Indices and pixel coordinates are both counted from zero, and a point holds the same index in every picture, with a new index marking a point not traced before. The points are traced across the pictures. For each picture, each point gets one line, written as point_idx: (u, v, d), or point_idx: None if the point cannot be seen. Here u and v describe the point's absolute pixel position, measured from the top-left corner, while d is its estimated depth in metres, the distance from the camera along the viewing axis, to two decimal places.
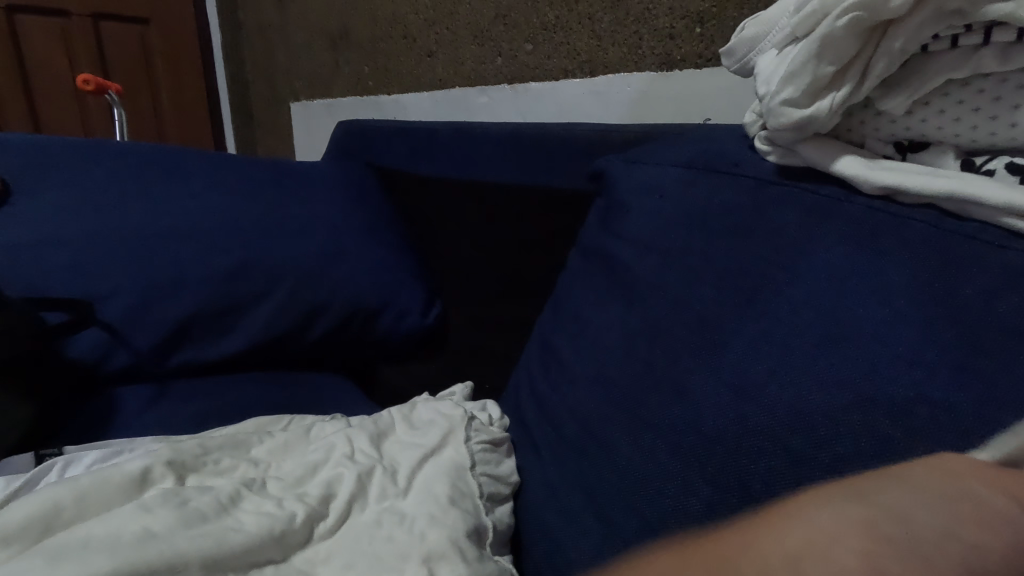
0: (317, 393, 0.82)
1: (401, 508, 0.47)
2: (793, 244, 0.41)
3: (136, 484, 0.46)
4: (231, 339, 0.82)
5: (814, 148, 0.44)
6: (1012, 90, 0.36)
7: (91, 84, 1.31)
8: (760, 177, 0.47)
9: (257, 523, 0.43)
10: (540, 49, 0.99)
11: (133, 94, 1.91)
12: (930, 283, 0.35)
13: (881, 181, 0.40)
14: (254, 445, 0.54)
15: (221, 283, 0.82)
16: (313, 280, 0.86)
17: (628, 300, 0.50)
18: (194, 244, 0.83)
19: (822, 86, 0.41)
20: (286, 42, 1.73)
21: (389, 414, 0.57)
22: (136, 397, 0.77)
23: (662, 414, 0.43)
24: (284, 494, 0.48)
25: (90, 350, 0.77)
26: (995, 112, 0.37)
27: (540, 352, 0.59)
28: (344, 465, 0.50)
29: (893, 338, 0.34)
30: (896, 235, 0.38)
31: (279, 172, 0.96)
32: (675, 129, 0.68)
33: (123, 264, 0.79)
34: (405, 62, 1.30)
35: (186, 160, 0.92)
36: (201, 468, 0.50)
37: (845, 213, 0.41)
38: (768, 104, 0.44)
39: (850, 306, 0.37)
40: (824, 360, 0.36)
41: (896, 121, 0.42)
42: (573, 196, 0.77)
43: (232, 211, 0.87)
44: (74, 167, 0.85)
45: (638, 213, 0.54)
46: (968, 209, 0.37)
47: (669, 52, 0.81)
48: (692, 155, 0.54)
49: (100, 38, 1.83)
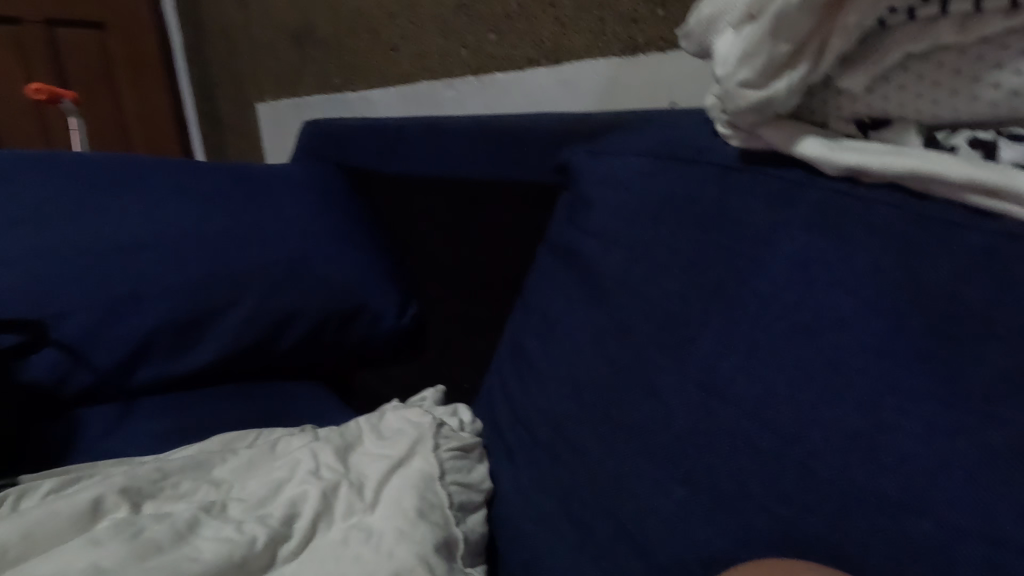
0: (289, 403, 0.80)
1: (369, 524, 0.45)
2: (757, 232, 0.40)
3: (87, 516, 0.43)
4: (197, 353, 0.80)
5: (775, 131, 0.43)
6: (972, 62, 0.35)
7: (44, 94, 1.27)
8: (723, 163, 0.46)
9: (216, 551, 0.41)
10: (504, 39, 0.96)
11: (93, 101, 1.86)
12: (895, 267, 0.34)
13: (843, 162, 0.38)
14: (216, 465, 0.52)
15: (183, 295, 0.79)
16: (280, 287, 0.83)
17: (594, 296, 0.49)
18: (153, 257, 0.80)
19: (779, 65, 0.39)
20: (249, 41, 1.68)
21: (356, 424, 0.55)
22: (100, 418, 0.75)
23: (631, 413, 0.42)
24: (246, 516, 0.46)
25: (48, 372, 0.74)
26: (956, 87, 0.36)
27: (511, 352, 0.58)
28: (309, 481, 0.48)
29: (858, 325, 0.33)
30: (860, 218, 0.36)
31: (240, 177, 0.93)
32: (641, 116, 0.66)
33: (77, 281, 0.76)
34: (370, 57, 1.27)
35: (142, 169, 0.89)
36: (159, 493, 0.48)
37: (809, 197, 0.39)
38: (724, 87, 0.41)
39: (816, 295, 0.35)
40: (790, 351, 0.35)
41: (857, 99, 0.40)
42: (541, 189, 0.75)
43: (191, 219, 0.84)
44: (22, 181, 0.81)
45: (603, 204, 0.52)
46: (930, 188, 0.35)
47: (633, 37, 0.79)
48: (655, 143, 0.52)
49: (55, 45, 1.78)
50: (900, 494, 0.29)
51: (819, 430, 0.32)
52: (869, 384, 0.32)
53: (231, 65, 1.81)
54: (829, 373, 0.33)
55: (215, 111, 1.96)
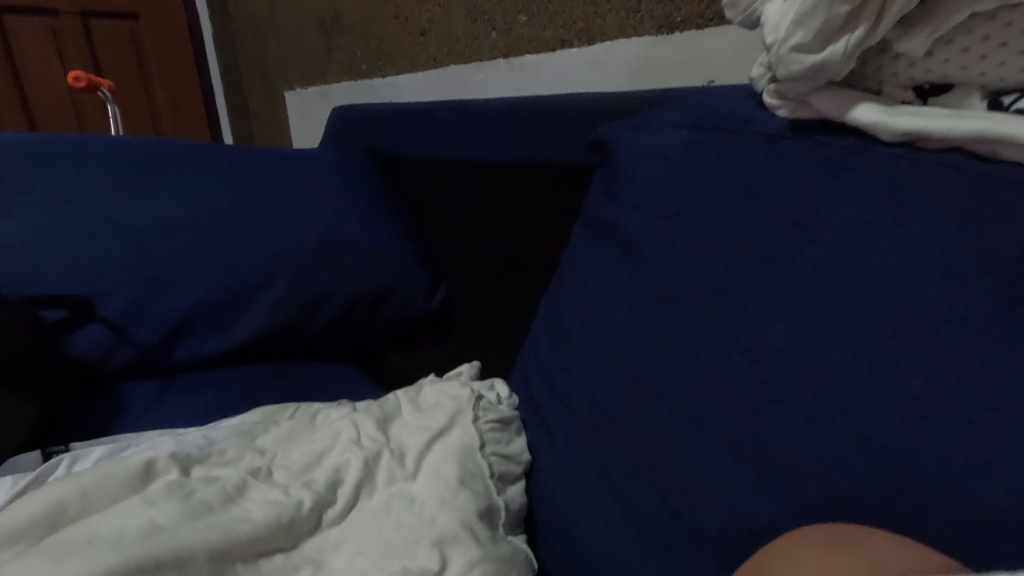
0: (323, 381, 0.82)
1: (410, 492, 0.46)
2: (809, 200, 0.39)
3: (141, 478, 0.45)
4: (234, 331, 0.81)
5: (827, 99, 0.42)
6: None
7: (82, 82, 1.29)
8: (770, 132, 0.45)
9: (264, 512, 0.42)
10: (534, 20, 0.95)
11: (126, 90, 1.90)
12: (957, 231, 0.33)
13: (902, 127, 0.38)
14: (260, 433, 0.53)
15: (220, 274, 0.80)
16: (313, 267, 0.84)
17: (636, 269, 0.48)
18: (191, 236, 0.81)
19: (835, 29, 0.39)
20: (278, 30, 1.69)
21: (395, 396, 0.55)
22: (142, 393, 0.77)
23: (675, 383, 0.41)
24: (292, 482, 0.47)
25: (93, 347, 0.76)
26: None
27: (547, 328, 0.58)
28: (352, 450, 0.49)
29: (918, 291, 0.32)
30: (919, 183, 0.35)
31: (274, 159, 0.94)
32: (678, 92, 0.65)
33: (120, 259, 0.78)
34: (398, 43, 1.27)
35: (179, 152, 0.90)
36: (206, 459, 0.49)
37: (864, 163, 0.38)
38: (777, 52, 0.41)
39: (872, 261, 0.35)
40: (845, 318, 0.34)
41: (915, 64, 0.39)
42: (574, 168, 0.75)
43: (227, 200, 0.86)
44: (65, 162, 0.83)
45: (644, 178, 0.52)
46: (997, 150, 0.35)
47: (668, 15, 0.77)
48: (697, 116, 0.52)
49: (90, 35, 1.81)
50: (962, 458, 0.29)
51: (877, 397, 0.32)
52: (929, 349, 0.31)
53: (260, 54, 1.83)
54: (886, 338, 0.32)
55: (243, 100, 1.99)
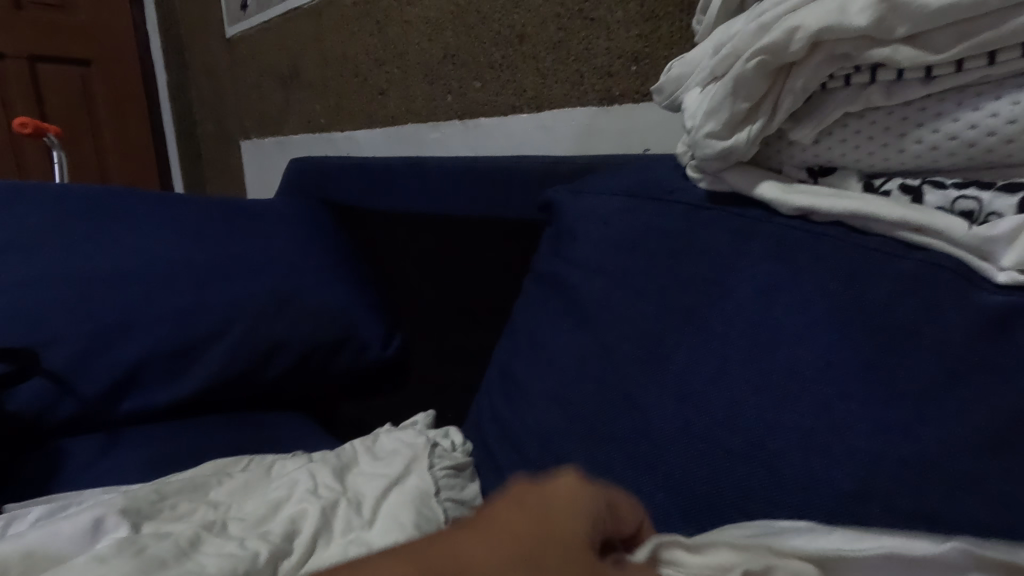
0: (270, 431, 0.78)
1: (367, 539, 0.48)
2: (724, 261, 0.46)
3: (88, 536, 0.46)
4: (185, 380, 0.78)
5: (738, 176, 0.49)
6: (916, 112, 0.41)
7: (29, 128, 1.24)
8: (692, 203, 0.51)
9: (219, 565, 0.43)
10: (488, 87, 0.99)
11: (72, 136, 1.86)
12: (960, 331, 0.34)
13: (797, 204, 0.45)
14: (213, 487, 0.53)
15: (171, 325, 0.77)
16: (267, 318, 0.81)
17: (581, 322, 0.53)
18: (141, 285, 0.78)
19: (739, 120, 0.47)
20: (236, 83, 1.71)
21: (351, 447, 0.58)
22: (84, 449, 0.72)
23: (614, 426, 0.47)
24: (247, 533, 0.48)
25: (30, 403, 0.72)
26: (900, 146, 0.42)
27: (499, 378, 0.60)
28: (309, 500, 0.50)
29: (807, 340, 0.39)
30: (811, 250, 0.42)
31: (235, 207, 0.93)
32: (618, 158, 0.69)
33: (63, 309, 0.75)
34: (355, 101, 1.29)
35: (129, 200, 0.87)
36: (157, 515, 0.49)
37: (768, 232, 0.45)
38: (694, 137, 0.49)
39: (775, 318, 0.41)
40: (756, 363, 0.41)
41: (806, 150, 0.47)
42: (524, 225, 0.75)
43: (183, 250, 0.83)
44: (2, 212, 0.80)
45: (587, 241, 0.56)
46: (869, 224, 0.42)
47: (608, 89, 0.84)
48: (633, 184, 0.57)
49: (38, 80, 1.78)
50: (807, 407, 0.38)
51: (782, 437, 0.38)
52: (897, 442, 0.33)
53: (215, 103, 1.83)
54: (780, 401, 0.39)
55: (197, 150, 1.98)
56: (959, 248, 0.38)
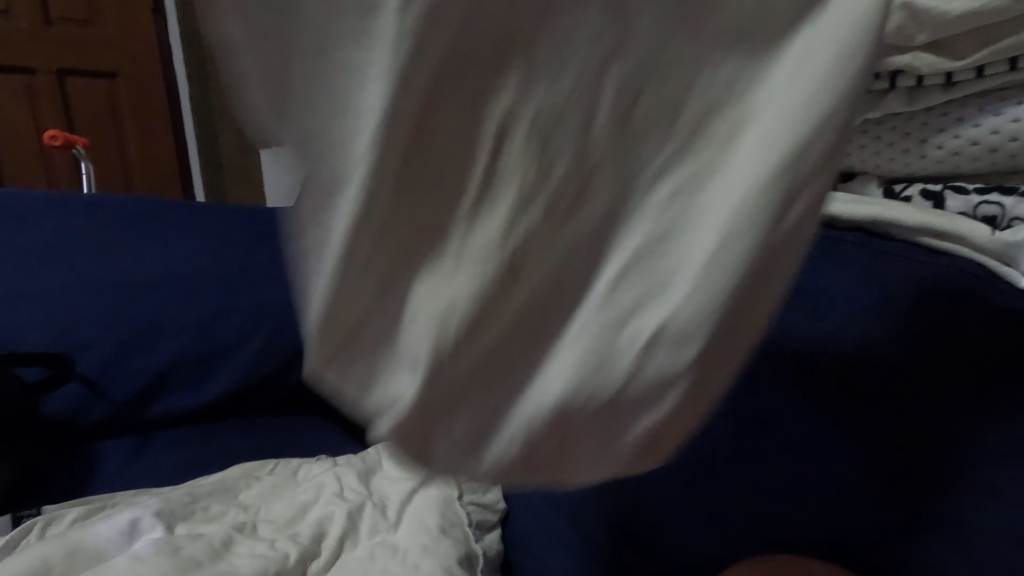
0: (294, 434, 0.80)
1: (393, 541, 0.49)
2: None
3: (125, 537, 0.47)
4: (213, 384, 0.81)
5: None
6: (937, 118, 0.41)
7: (58, 140, 1.28)
8: None
9: (252, 565, 0.44)
10: None
11: (99, 148, 1.91)
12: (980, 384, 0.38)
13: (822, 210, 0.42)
14: (242, 490, 0.55)
15: (199, 331, 0.81)
16: (290, 324, 0.85)
17: None
18: (170, 293, 0.81)
19: None
20: None
21: (375, 451, 0.59)
22: (116, 451, 0.74)
23: None
24: (277, 535, 0.49)
25: (68, 405, 0.74)
26: (922, 152, 0.42)
27: None
28: (336, 503, 0.52)
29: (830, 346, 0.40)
30: None
31: (257, 215, 0.92)
32: None
33: (96, 316, 0.77)
34: None
35: (151, 208, 0.87)
36: (190, 516, 0.51)
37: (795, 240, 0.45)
38: None
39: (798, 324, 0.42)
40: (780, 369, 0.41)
41: None
42: None
43: (209, 259, 0.85)
44: (30, 220, 0.80)
45: None
46: (891, 229, 0.39)
47: None
48: None
49: (66, 93, 1.84)
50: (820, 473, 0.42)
51: None
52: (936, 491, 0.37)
53: None
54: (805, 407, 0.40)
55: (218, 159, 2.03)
56: (981, 252, 0.35)
